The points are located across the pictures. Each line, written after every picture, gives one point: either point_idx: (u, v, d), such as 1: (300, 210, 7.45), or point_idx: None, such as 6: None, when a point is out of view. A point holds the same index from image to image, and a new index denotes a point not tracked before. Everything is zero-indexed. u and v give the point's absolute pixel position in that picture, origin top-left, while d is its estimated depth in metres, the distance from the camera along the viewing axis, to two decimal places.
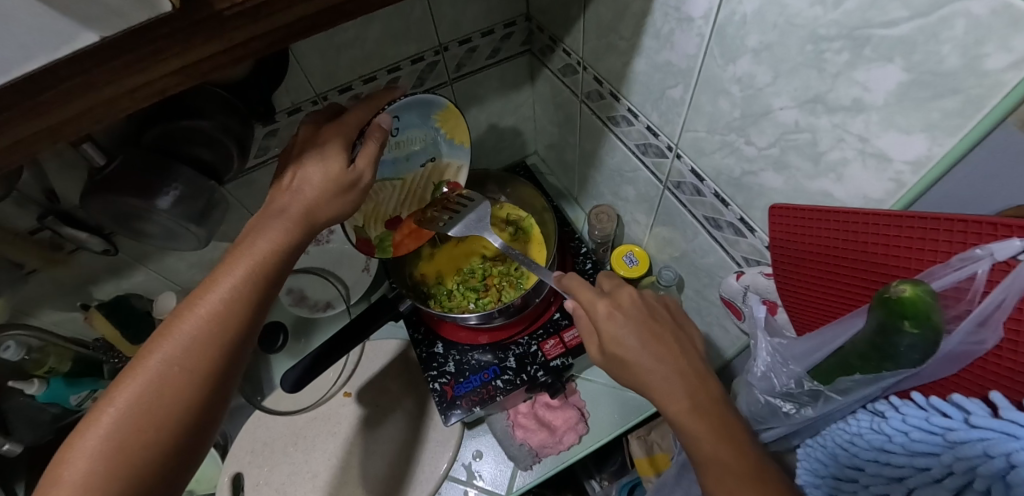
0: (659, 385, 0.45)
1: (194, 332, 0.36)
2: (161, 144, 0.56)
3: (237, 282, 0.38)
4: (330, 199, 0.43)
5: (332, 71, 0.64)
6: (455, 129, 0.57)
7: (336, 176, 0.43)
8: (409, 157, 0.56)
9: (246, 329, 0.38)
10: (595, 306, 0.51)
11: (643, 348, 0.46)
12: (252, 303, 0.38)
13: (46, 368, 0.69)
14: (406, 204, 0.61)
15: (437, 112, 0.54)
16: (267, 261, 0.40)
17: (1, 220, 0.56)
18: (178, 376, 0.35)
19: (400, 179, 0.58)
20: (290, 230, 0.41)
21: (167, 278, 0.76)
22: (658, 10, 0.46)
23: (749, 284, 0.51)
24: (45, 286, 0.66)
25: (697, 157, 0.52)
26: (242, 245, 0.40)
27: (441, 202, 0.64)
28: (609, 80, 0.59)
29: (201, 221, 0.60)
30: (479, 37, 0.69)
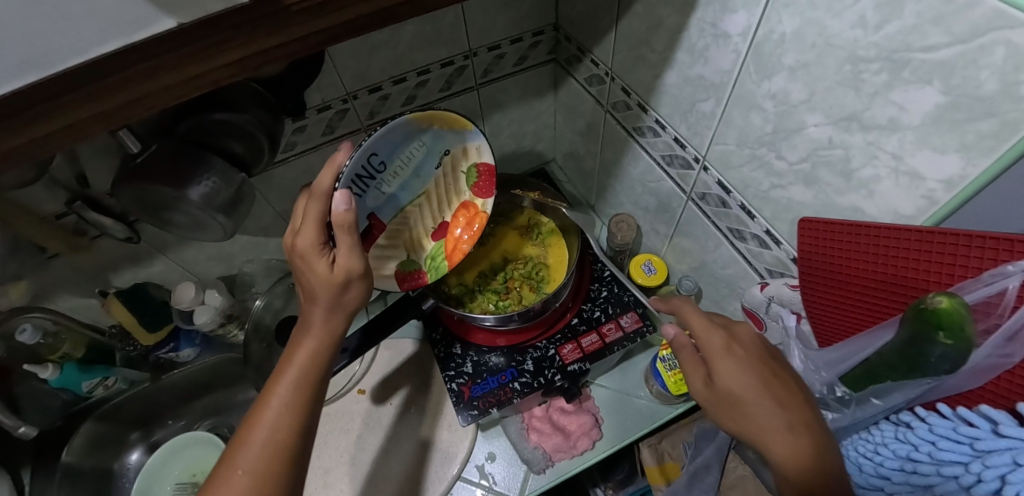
0: (773, 434, 0.39)
1: (259, 444, 0.39)
2: (194, 135, 0.57)
3: (286, 390, 0.42)
4: (339, 299, 0.43)
5: (363, 71, 0.64)
6: (446, 119, 0.51)
7: (327, 283, 0.42)
8: (417, 171, 0.53)
9: (301, 428, 0.41)
10: (710, 342, 0.45)
11: (763, 391, 0.41)
12: (305, 407, 0.42)
13: (60, 355, 0.70)
14: (443, 210, 0.59)
15: (407, 124, 0.48)
16: (309, 364, 0.43)
17: (29, 203, 0.57)
18: (255, 484, 0.38)
19: (418, 199, 0.56)
20: (324, 333, 0.44)
21: (185, 269, 0.75)
22: (693, 26, 0.48)
23: (773, 295, 0.51)
24: (66, 272, 0.66)
25: (724, 170, 0.52)
26: (290, 352, 0.44)
27: (481, 193, 0.58)
28: (637, 91, 0.60)
29: (229, 212, 0.60)
30: (507, 45, 0.70)
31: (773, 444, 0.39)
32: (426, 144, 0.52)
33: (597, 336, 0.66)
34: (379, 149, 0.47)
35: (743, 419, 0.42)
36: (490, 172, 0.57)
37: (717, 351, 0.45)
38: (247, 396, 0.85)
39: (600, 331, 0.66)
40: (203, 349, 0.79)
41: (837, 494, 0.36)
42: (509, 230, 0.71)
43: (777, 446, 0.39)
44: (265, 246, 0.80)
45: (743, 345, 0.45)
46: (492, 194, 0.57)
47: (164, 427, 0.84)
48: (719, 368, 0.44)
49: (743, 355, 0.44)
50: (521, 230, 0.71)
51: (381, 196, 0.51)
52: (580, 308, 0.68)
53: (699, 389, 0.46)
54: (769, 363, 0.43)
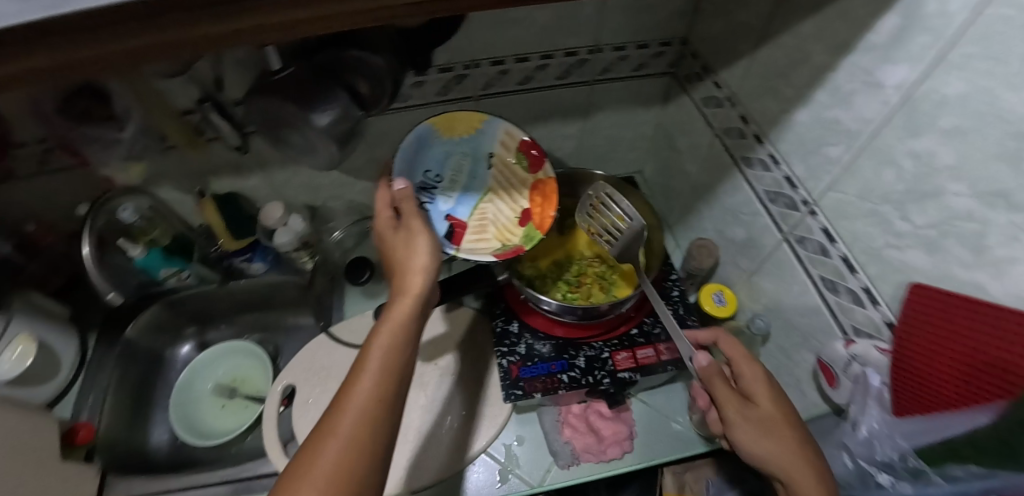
0: (801, 460, 0.46)
1: (365, 396, 0.42)
2: (326, 65, 0.59)
3: (384, 348, 0.45)
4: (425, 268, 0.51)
5: (493, 42, 0.66)
6: (464, 122, 0.63)
7: (396, 252, 0.52)
8: (472, 175, 0.65)
9: (399, 383, 0.44)
10: (754, 375, 0.52)
11: (790, 425, 0.48)
12: (400, 363, 0.45)
13: (149, 239, 0.75)
14: (516, 201, 0.65)
15: (442, 138, 0.63)
16: (402, 326, 0.47)
17: (166, 93, 0.62)
18: (364, 423, 0.41)
19: (484, 201, 0.65)
20: (415, 298, 0.49)
21: (276, 189, 0.80)
22: (844, 69, 0.47)
23: (858, 353, 0.50)
24: (177, 164, 0.72)
25: (835, 217, 0.52)
26: (384, 315, 0.48)
27: (539, 172, 0.64)
28: (758, 121, 0.60)
29: (341, 143, 0.64)
30: (632, 48, 0.71)
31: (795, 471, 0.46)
32: (469, 152, 0.65)
33: (653, 350, 0.66)
34: (428, 161, 0.63)
35: (773, 444, 0.47)
36: (531, 144, 0.63)
37: (762, 385, 0.51)
38: (297, 322, 0.91)
39: (657, 346, 0.66)
40: (271, 267, 0.83)
41: None
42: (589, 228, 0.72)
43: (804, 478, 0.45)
44: (352, 187, 0.83)
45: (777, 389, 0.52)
46: (545, 159, 0.63)
47: (217, 330, 0.91)
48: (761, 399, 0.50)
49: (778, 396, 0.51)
50: None
51: (451, 201, 0.64)
52: (641, 321, 0.68)
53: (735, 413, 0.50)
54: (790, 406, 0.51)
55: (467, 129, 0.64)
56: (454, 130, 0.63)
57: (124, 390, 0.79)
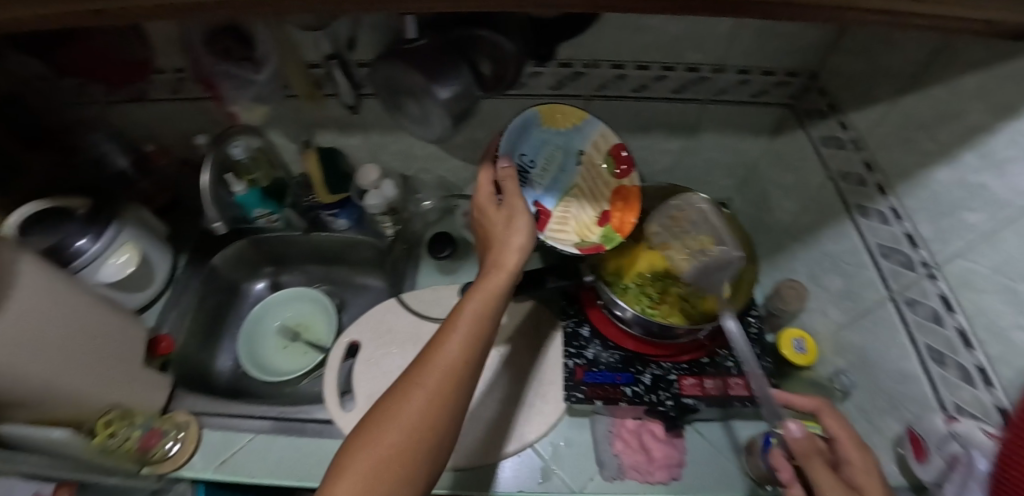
0: None
1: (452, 354, 0.43)
2: (458, 41, 0.60)
3: (474, 312, 0.46)
4: (518, 248, 0.52)
5: (619, 46, 0.66)
6: (565, 116, 0.63)
7: (495, 229, 0.54)
8: (563, 169, 0.63)
9: (483, 350, 0.45)
10: (865, 466, 0.50)
11: None
12: (486, 329, 0.46)
13: (251, 178, 0.78)
14: (599, 202, 0.63)
15: (541, 127, 0.62)
16: (494, 297, 0.48)
17: (299, 45, 0.65)
18: (448, 380, 0.42)
19: (569, 197, 0.63)
20: (507, 275, 0.50)
21: (373, 152, 0.84)
22: (1003, 135, 0.43)
23: (960, 432, 0.46)
24: (294, 112, 0.76)
25: (958, 288, 0.49)
26: (478, 283, 0.49)
27: (627, 177, 0.63)
28: (884, 171, 0.58)
29: (456, 120, 0.66)
30: (756, 74, 0.70)
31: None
32: (563, 144, 0.63)
33: (722, 383, 0.65)
34: (524, 147, 0.62)
35: None
36: (622, 148, 0.63)
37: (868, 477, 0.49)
38: (364, 282, 0.94)
39: (726, 380, 0.65)
40: (354, 225, 0.87)
41: None
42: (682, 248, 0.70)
43: None
44: (445, 162, 0.85)
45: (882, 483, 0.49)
46: (634, 168, 0.62)
47: (290, 274, 0.95)
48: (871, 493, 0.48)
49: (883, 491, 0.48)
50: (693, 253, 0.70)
51: (540, 188, 0.63)
52: (713, 351, 0.68)
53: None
54: None
55: (566, 123, 0.63)
56: (552, 121, 0.62)
57: (203, 313, 0.84)
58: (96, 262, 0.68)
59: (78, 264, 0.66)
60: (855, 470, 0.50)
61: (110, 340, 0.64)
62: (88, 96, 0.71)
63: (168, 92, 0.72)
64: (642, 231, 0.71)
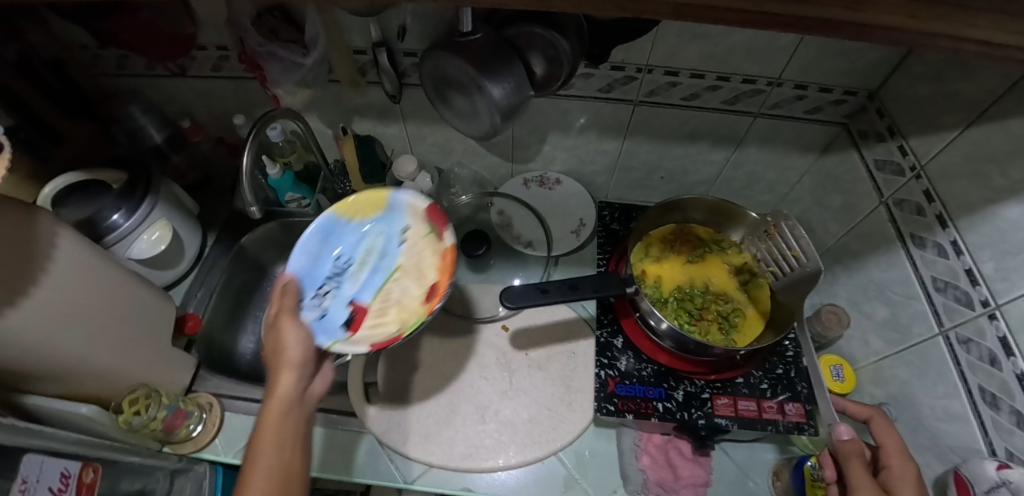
0: None
1: (273, 452, 0.43)
2: (513, 38, 0.60)
3: (275, 423, 0.45)
4: (303, 345, 0.50)
5: (675, 52, 0.64)
6: (370, 202, 0.64)
7: (280, 346, 0.50)
8: (383, 254, 0.62)
9: (298, 443, 0.45)
10: (904, 476, 0.49)
11: None
12: (292, 426, 0.46)
13: (286, 161, 0.79)
14: (425, 275, 0.60)
15: (349, 222, 0.64)
16: (284, 403, 0.46)
17: (345, 30, 0.64)
18: (280, 477, 0.42)
19: (393, 276, 0.61)
20: (297, 365, 0.49)
21: (409, 143, 0.83)
22: None
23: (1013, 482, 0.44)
24: (334, 96, 0.75)
25: (1018, 330, 0.47)
26: (267, 397, 0.47)
27: (443, 237, 0.60)
28: (946, 203, 0.56)
29: (505, 118, 0.63)
30: (814, 90, 0.67)
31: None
32: (381, 231, 0.63)
33: (756, 405, 0.64)
34: (335, 248, 0.63)
35: None
36: (435, 209, 0.62)
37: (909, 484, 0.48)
38: None
39: (760, 402, 0.64)
40: None
41: None
42: (722, 263, 0.70)
43: None
44: (481, 158, 0.84)
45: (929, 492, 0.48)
46: (450, 224, 0.60)
47: None
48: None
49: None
50: (734, 270, 0.69)
51: (356, 285, 0.61)
52: (748, 372, 0.67)
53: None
54: None
55: (367, 209, 0.64)
56: (358, 213, 0.64)
57: (229, 294, 0.84)
58: (127, 238, 0.67)
59: (111, 239, 0.65)
60: (893, 479, 0.49)
61: (139, 320, 0.63)
62: (128, 68, 0.71)
63: (208, 70, 0.71)
64: (682, 244, 0.70)
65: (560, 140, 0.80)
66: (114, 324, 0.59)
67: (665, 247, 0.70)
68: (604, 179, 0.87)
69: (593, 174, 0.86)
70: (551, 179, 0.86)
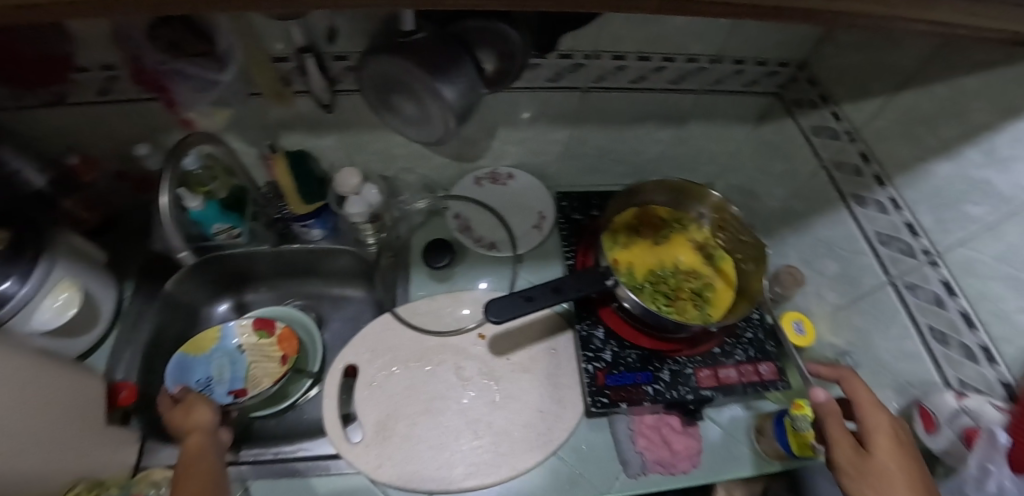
0: None
1: (200, 472, 0.52)
2: (459, 33, 0.55)
3: (194, 453, 0.55)
4: (205, 413, 0.61)
5: (622, 36, 0.63)
6: (207, 337, 0.76)
7: (179, 420, 0.61)
8: (234, 362, 0.75)
9: (212, 465, 0.55)
10: (879, 425, 0.52)
11: (915, 479, 0.48)
12: (209, 454, 0.56)
13: (206, 190, 0.70)
14: (272, 354, 0.75)
15: (196, 356, 0.74)
16: (204, 423, 0.60)
17: (262, 35, 0.56)
18: (208, 475, 0.52)
19: (249, 369, 0.74)
20: (199, 431, 0.59)
21: (348, 153, 0.75)
22: (1009, 134, 0.47)
23: (971, 408, 0.51)
24: (256, 111, 0.66)
25: (960, 274, 0.53)
26: (185, 429, 0.59)
27: (275, 331, 0.77)
28: (882, 163, 0.60)
29: (458, 120, 0.58)
30: (751, 64, 0.70)
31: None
32: (221, 352, 0.76)
33: (736, 371, 0.67)
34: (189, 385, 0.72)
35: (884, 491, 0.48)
36: (262, 318, 0.78)
37: (885, 433, 0.51)
38: (343, 293, 0.86)
39: (739, 368, 0.67)
40: (329, 235, 0.78)
41: None
42: (685, 240, 0.71)
43: None
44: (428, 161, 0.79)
45: (905, 436, 0.52)
46: (273, 319, 0.78)
47: (254, 292, 0.84)
48: (881, 448, 0.50)
49: (906, 444, 0.51)
50: (696, 245, 0.71)
51: (225, 386, 0.72)
52: (723, 340, 0.69)
53: (847, 456, 0.51)
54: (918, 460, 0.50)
55: (202, 343, 0.75)
56: (195, 349, 0.75)
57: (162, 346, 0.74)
58: (25, 309, 0.55)
59: (4, 313, 0.53)
60: (868, 430, 0.52)
61: (65, 403, 0.53)
62: None
63: (94, 95, 0.59)
64: (646, 227, 0.71)
65: (509, 134, 0.76)
66: (37, 415, 0.49)
67: (630, 232, 0.70)
68: (556, 169, 0.86)
69: (545, 165, 0.84)
70: (501, 174, 0.82)
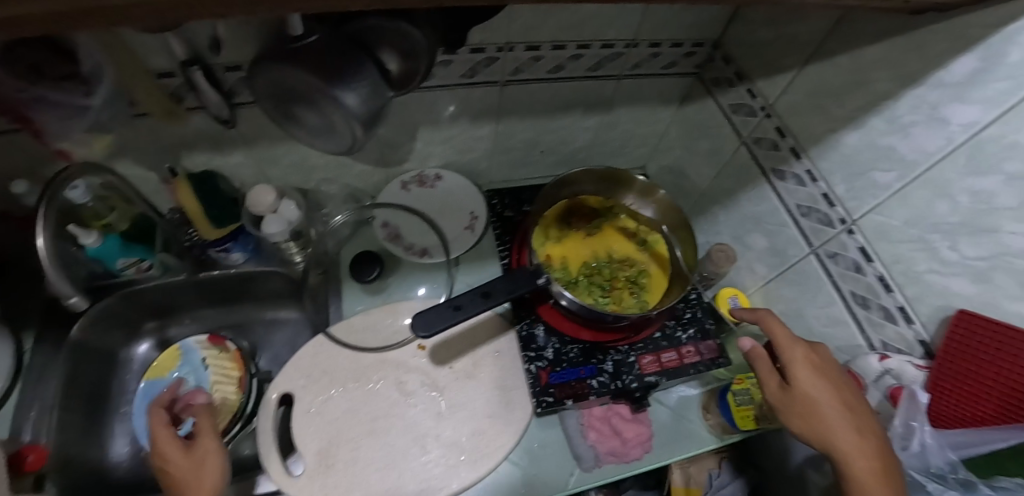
0: (846, 435, 0.48)
1: None
2: (357, 34, 0.52)
3: None
4: (216, 462, 0.55)
5: (533, 26, 0.60)
6: (167, 360, 0.74)
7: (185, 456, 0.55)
8: (197, 386, 0.74)
9: None
10: (799, 356, 0.52)
11: (837, 401, 0.49)
12: None
13: (104, 223, 0.64)
14: (231, 375, 0.73)
15: (160, 381, 0.73)
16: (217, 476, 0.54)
17: (138, 50, 0.50)
18: None
19: (211, 392, 0.73)
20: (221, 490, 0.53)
21: (261, 169, 0.70)
22: (907, 100, 0.48)
23: (892, 368, 0.52)
24: (148, 133, 0.60)
25: (874, 239, 0.54)
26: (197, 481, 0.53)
27: (230, 350, 0.74)
28: (797, 136, 0.61)
29: (367, 127, 0.55)
30: (667, 46, 0.69)
31: (843, 444, 0.47)
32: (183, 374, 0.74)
33: (677, 354, 0.67)
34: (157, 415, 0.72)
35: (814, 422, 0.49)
36: (218, 338, 0.75)
37: (804, 363, 0.52)
38: (277, 316, 0.82)
39: (680, 350, 0.67)
40: (251, 257, 0.74)
41: (894, 482, 0.46)
42: (617, 229, 0.70)
43: (847, 451, 0.47)
44: (350, 170, 0.75)
45: (824, 359, 0.52)
46: (226, 339, 0.74)
47: (179, 324, 0.80)
48: (800, 378, 0.51)
49: (825, 368, 0.52)
50: (628, 233, 0.70)
51: None
52: (663, 324, 0.69)
53: (774, 392, 0.52)
54: (839, 379, 0.51)
55: (164, 367, 0.74)
56: (159, 374, 0.74)
57: (76, 394, 0.68)
58: None
59: None
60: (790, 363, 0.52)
61: None
62: None
63: None
64: (577, 219, 0.70)
65: (432, 135, 0.73)
66: None
67: (562, 225, 0.69)
68: (486, 164, 0.83)
69: (474, 162, 0.81)
70: (428, 175, 0.78)
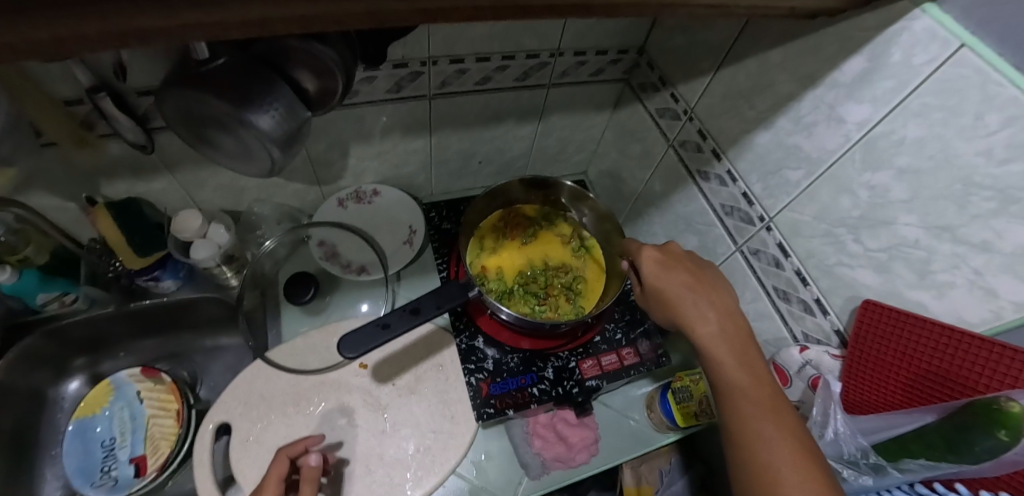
0: (691, 311, 0.48)
1: None
2: (270, 56, 0.50)
3: None
4: None
5: (454, 40, 0.61)
6: (99, 396, 0.72)
7: None
8: (131, 420, 0.71)
9: None
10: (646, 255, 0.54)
11: (684, 285, 0.50)
12: None
13: (20, 257, 0.61)
14: (168, 406, 0.71)
15: (94, 418, 0.71)
16: None
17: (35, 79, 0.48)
18: None
19: (147, 426, 0.71)
20: None
21: (187, 194, 0.68)
22: (809, 100, 0.50)
23: (812, 359, 0.55)
24: (59, 164, 0.57)
25: (790, 235, 0.56)
26: None
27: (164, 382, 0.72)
28: (716, 138, 0.63)
29: (285, 149, 0.52)
30: (592, 54, 0.70)
31: (689, 322, 0.48)
32: (117, 409, 0.72)
33: (617, 356, 0.69)
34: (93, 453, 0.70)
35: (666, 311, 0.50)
36: (149, 370, 0.73)
37: (651, 259, 0.53)
38: (218, 342, 0.80)
39: (619, 352, 0.69)
40: (185, 283, 0.73)
41: (744, 345, 0.45)
42: (553, 237, 0.71)
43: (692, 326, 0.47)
44: (284, 190, 0.74)
45: (673, 254, 0.53)
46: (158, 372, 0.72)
47: (113, 358, 0.77)
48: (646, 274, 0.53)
49: (673, 261, 0.53)
50: (564, 239, 0.71)
51: (127, 448, 0.70)
52: (603, 328, 0.71)
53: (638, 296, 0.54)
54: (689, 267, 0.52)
55: (97, 403, 0.72)
56: (92, 411, 0.72)
57: None
58: None
59: None
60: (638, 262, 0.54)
61: None
62: None
63: None
64: (513, 229, 0.71)
65: (365, 150, 0.73)
66: None
67: (498, 236, 0.70)
68: (425, 177, 0.83)
69: (412, 176, 0.81)
70: (366, 192, 0.79)
